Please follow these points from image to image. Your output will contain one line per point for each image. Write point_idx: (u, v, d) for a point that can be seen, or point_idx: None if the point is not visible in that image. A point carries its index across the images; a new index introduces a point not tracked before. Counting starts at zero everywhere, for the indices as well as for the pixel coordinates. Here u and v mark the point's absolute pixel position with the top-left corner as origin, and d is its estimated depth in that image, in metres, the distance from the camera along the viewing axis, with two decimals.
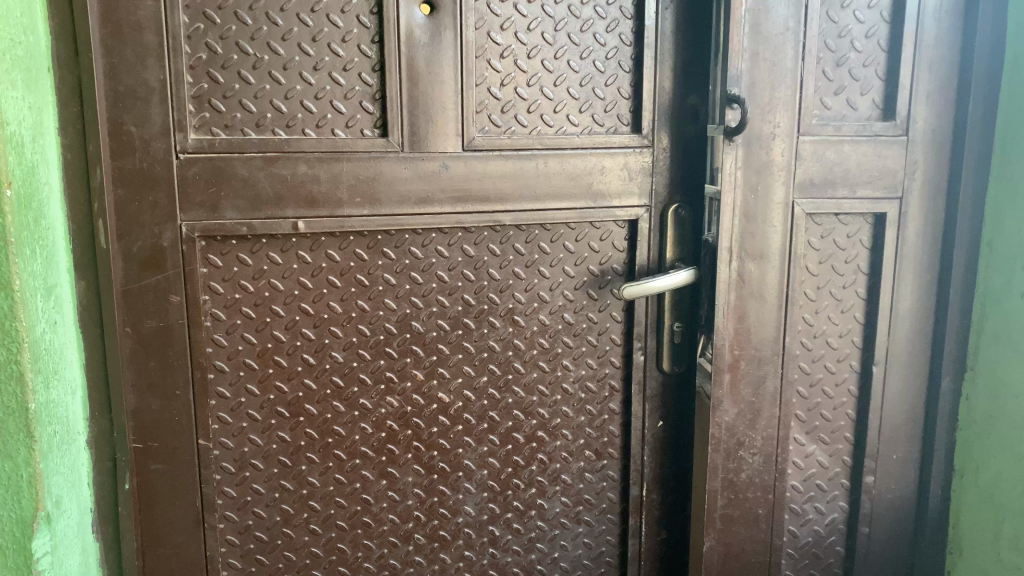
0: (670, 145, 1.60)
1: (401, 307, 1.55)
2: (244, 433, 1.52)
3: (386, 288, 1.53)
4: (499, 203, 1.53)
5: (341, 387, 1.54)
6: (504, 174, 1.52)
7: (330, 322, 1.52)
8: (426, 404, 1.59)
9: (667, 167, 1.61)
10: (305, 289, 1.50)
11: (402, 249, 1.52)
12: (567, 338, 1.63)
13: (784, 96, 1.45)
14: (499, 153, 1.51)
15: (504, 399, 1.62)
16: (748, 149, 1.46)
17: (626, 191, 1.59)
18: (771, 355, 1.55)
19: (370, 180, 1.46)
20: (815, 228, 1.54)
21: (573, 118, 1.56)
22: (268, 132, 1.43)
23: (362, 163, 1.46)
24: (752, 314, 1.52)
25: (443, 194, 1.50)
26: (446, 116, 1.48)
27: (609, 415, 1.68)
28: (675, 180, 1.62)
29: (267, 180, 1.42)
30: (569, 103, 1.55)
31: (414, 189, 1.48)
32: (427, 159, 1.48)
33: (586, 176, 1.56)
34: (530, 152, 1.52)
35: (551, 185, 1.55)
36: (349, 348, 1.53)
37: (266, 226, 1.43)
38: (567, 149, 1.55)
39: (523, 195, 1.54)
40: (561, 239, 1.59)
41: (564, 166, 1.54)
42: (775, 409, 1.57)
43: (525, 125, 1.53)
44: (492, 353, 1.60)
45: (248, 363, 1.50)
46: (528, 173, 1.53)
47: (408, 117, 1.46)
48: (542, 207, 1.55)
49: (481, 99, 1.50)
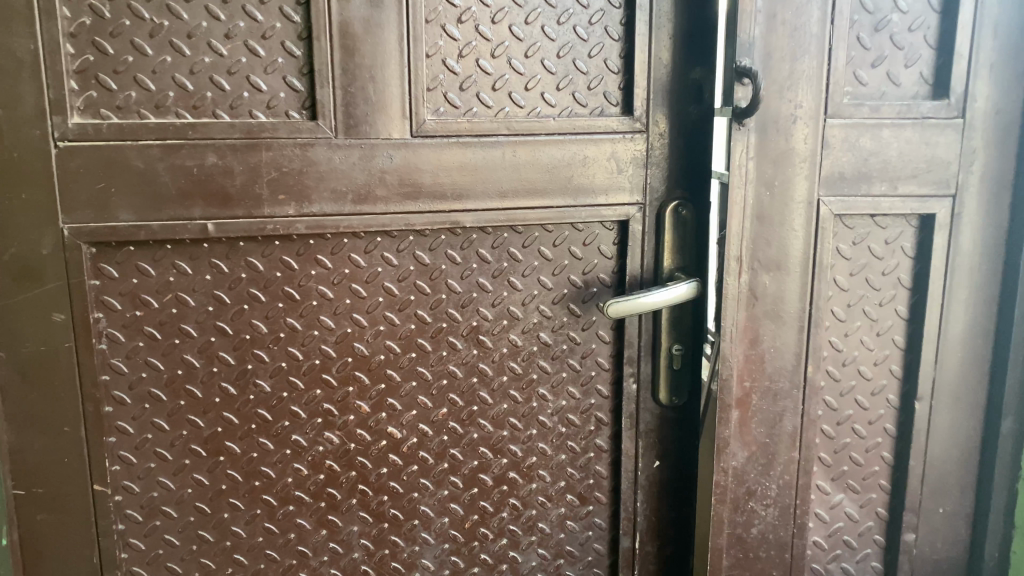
0: (668, 130, 1.30)
1: (340, 326, 1.29)
2: (152, 476, 1.27)
3: (322, 303, 1.27)
4: (457, 201, 1.26)
5: (268, 421, 1.29)
6: (463, 166, 1.25)
7: (253, 345, 1.26)
8: (373, 441, 1.33)
9: (664, 157, 1.31)
10: (222, 304, 1.24)
11: (340, 256, 1.26)
12: (544, 362, 1.36)
13: (806, 68, 1.17)
14: (457, 141, 1.24)
15: (468, 435, 1.36)
16: (763, 134, 1.18)
17: (615, 186, 1.30)
18: (789, 388, 1.27)
19: (296, 173, 1.20)
20: (844, 232, 1.25)
21: (550, 97, 1.27)
22: (171, 115, 1.17)
23: (287, 152, 1.20)
24: (765, 338, 1.25)
25: (388, 191, 1.23)
26: (390, 95, 1.21)
27: (595, 453, 1.40)
28: (674, 172, 1.32)
29: (167, 173, 1.17)
30: (545, 77, 1.26)
31: (351, 183, 1.22)
32: (368, 148, 1.21)
33: (565, 167, 1.28)
34: (496, 139, 1.25)
35: (520, 179, 1.27)
36: (278, 375, 1.28)
37: (169, 229, 1.18)
38: (540, 135, 1.26)
39: (486, 191, 1.26)
40: (535, 243, 1.32)
41: (537, 156, 1.26)
42: (794, 452, 1.29)
43: (490, 104, 1.25)
44: (452, 380, 1.34)
45: (154, 394, 1.25)
46: (493, 164, 1.25)
47: (343, 96, 1.19)
48: (510, 205, 1.27)
49: (435, 73, 1.23)
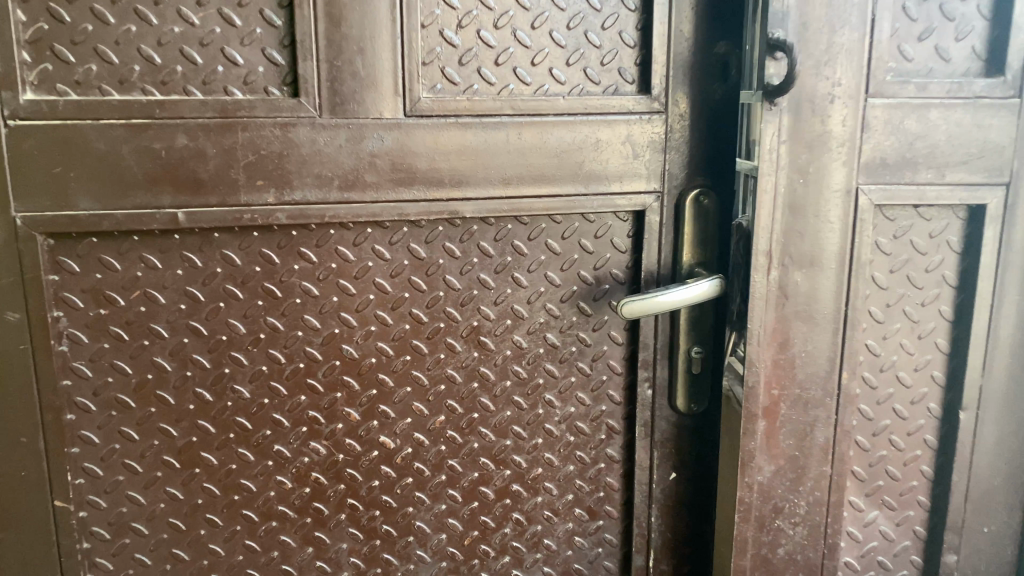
0: (690, 111, 1.18)
1: (327, 326, 1.17)
2: (120, 490, 1.15)
3: (306, 300, 1.15)
4: (456, 189, 1.14)
5: (248, 430, 1.18)
6: (462, 150, 1.12)
7: (231, 346, 1.15)
8: (364, 452, 1.22)
9: (685, 140, 1.18)
10: (196, 302, 1.12)
11: (326, 249, 1.14)
12: (551, 365, 1.24)
13: (847, 41, 1.05)
14: (456, 121, 1.12)
15: (468, 445, 1.24)
16: (797, 115, 1.06)
17: (630, 172, 1.18)
18: (820, 397, 1.15)
19: (277, 156, 1.08)
20: (885, 224, 1.13)
21: (559, 74, 1.15)
22: (137, 91, 1.05)
23: (266, 134, 1.08)
24: (795, 341, 1.13)
25: (379, 176, 1.11)
26: (381, 69, 1.09)
27: (606, 464, 1.29)
28: (695, 157, 1.19)
29: (132, 156, 1.05)
30: (553, 51, 1.14)
31: (338, 169, 1.10)
32: (356, 129, 1.09)
33: (575, 151, 1.15)
34: (499, 120, 1.13)
35: (526, 164, 1.15)
36: (258, 380, 1.16)
37: (135, 219, 1.06)
38: (548, 116, 1.14)
39: (488, 178, 1.14)
40: (541, 236, 1.20)
41: (544, 138, 1.14)
42: (826, 466, 1.18)
43: (492, 81, 1.13)
44: (451, 385, 1.22)
45: (121, 401, 1.13)
46: (496, 147, 1.13)
47: (328, 71, 1.07)
48: (514, 193, 1.15)
49: (432, 45, 1.10)
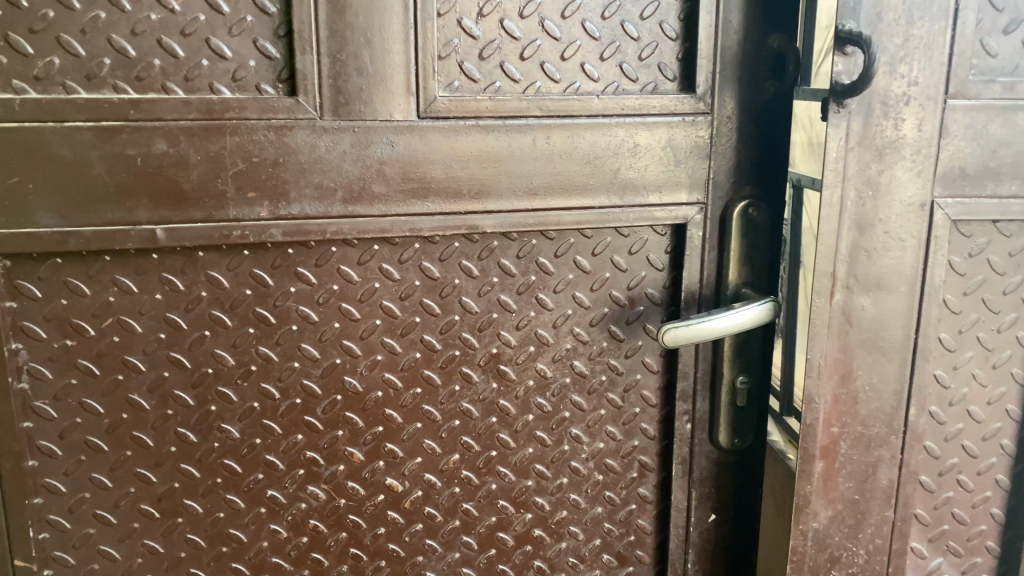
0: (738, 112, 1.04)
1: (327, 355, 1.03)
2: (91, 545, 1.01)
3: (303, 327, 1.01)
4: (475, 200, 1.00)
5: (238, 474, 1.04)
6: (482, 156, 0.99)
7: (217, 380, 1.01)
8: (368, 496, 1.08)
9: (732, 145, 1.05)
10: (178, 331, 0.98)
11: (327, 269, 1.00)
12: (578, 397, 1.11)
13: (926, 33, 0.92)
14: (476, 124, 0.98)
15: (485, 486, 1.11)
16: (868, 119, 0.93)
17: (670, 181, 1.04)
18: (884, 434, 1.03)
19: (271, 164, 0.94)
20: (960, 241, 1.01)
21: (592, 70, 1.01)
22: (107, 89, 0.90)
23: (259, 138, 0.93)
24: (858, 372, 1.00)
25: (390, 187, 0.97)
26: (391, 63, 0.94)
27: (638, 505, 1.15)
28: (743, 164, 1.06)
29: (103, 164, 0.90)
30: (586, 44, 1.00)
31: (341, 177, 0.96)
32: (361, 132, 0.95)
33: (610, 158, 1.02)
34: (526, 122, 0.99)
35: (555, 173, 1.01)
36: (248, 418, 1.02)
37: (106, 237, 0.91)
38: (580, 118, 1.00)
39: (512, 188, 1.00)
40: (569, 252, 1.06)
41: (576, 143, 1.01)
42: (888, 511, 1.05)
43: (517, 78, 0.99)
44: (466, 421, 1.08)
45: (92, 443, 0.99)
46: (521, 153, 0.99)
47: (330, 65, 0.93)
48: (541, 205, 1.02)
49: (449, 36, 0.96)
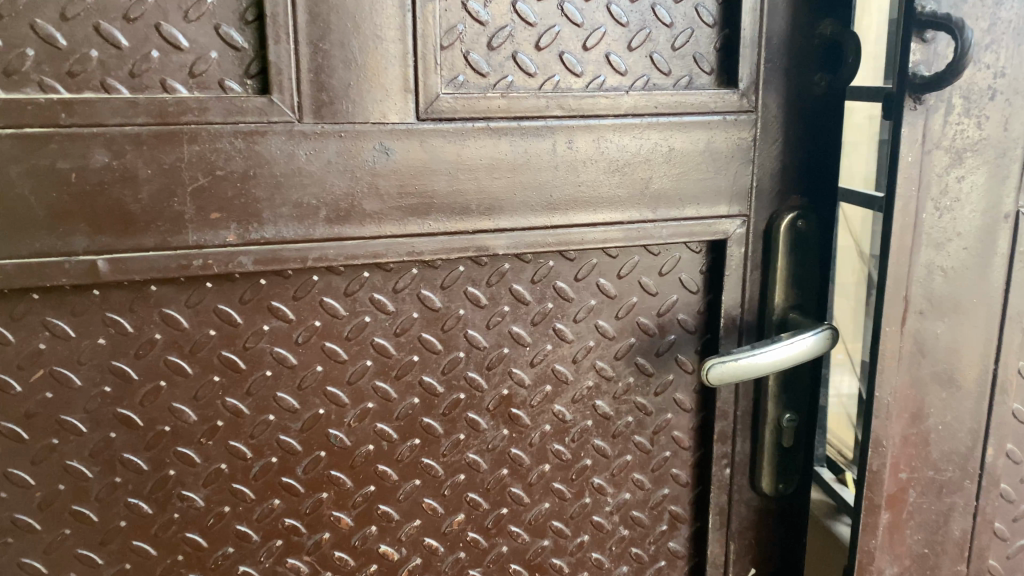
0: (785, 109, 0.90)
1: (309, 405, 0.86)
2: None
3: (280, 372, 0.84)
4: (484, 217, 0.84)
5: (203, 550, 0.87)
6: (493, 165, 0.83)
7: (176, 440, 0.83)
8: (359, 567, 0.92)
9: (778, 148, 0.91)
10: (126, 383, 0.81)
11: (307, 302, 0.83)
12: (601, 443, 0.95)
13: (1019, 14, 0.78)
14: (486, 126, 0.82)
15: (495, 549, 0.95)
16: (948, 116, 0.79)
17: (709, 191, 0.89)
18: (957, 480, 0.89)
19: (238, 178, 0.77)
20: None
21: (618, 62, 0.86)
22: (31, 87, 0.72)
23: (223, 146, 0.76)
24: (930, 410, 0.87)
25: (383, 203, 0.81)
26: (384, 54, 0.78)
27: (668, 561, 1.01)
28: (790, 170, 0.92)
29: (29, 182, 0.72)
30: (611, 30, 0.85)
31: (325, 193, 0.79)
32: (349, 137, 0.78)
33: (641, 165, 0.87)
34: (543, 124, 0.83)
35: (577, 183, 0.85)
36: (215, 483, 0.85)
37: (33, 272, 0.74)
38: (607, 118, 0.85)
39: (528, 202, 0.85)
40: (592, 274, 0.91)
41: (602, 148, 0.85)
42: (959, 566, 0.92)
43: (533, 71, 0.84)
44: (473, 475, 0.92)
45: (23, 522, 0.81)
46: (539, 161, 0.84)
47: (311, 57, 0.76)
48: (562, 221, 0.86)
49: (452, 21, 0.80)
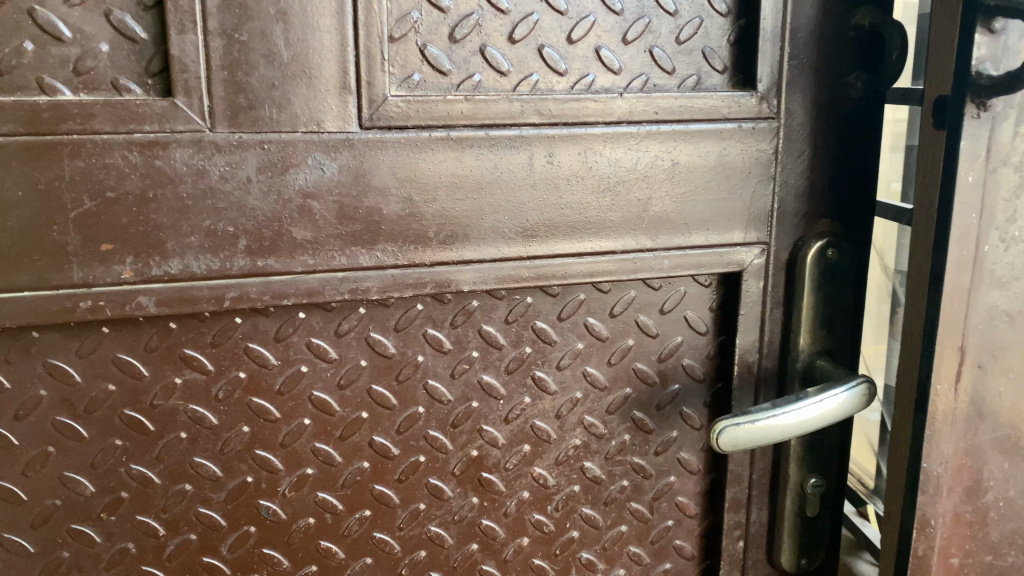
0: (813, 115, 0.74)
1: (234, 473, 0.71)
2: None
3: (196, 434, 0.70)
4: (445, 247, 0.69)
5: None
6: (455, 184, 0.68)
7: (71, 516, 0.69)
8: None
9: (804, 162, 0.75)
10: (5, 450, 0.66)
11: (229, 349, 0.68)
12: (591, 511, 0.80)
13: None
14: (446, 135, 0.67)
15: None
16: (1018, 126, 0.64)
17: (721, 214, 0.74)
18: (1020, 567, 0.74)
19: (136, 202, 0.62)
20: None
21: (611, 57, 0.70)
22: None
23: (115, 161, 0.61)
24: (989, 484, 0.72)
25: (318, 230, 0.66)
26: (317, 48, 0.63)
27: None
28: (818, 188, 0.76)
29: None
30: (602, 19, 0.70)
31: (245, 219, 0.64)
32: (276, 150, 0.63)
33: (637, 184, 0.71)
34: (518, 133, 0.68)
35: (559, 205, 0.70)
36: (120, 566, 0.71)
37: None
38: (597, 126, 0.70)
39: (499, 227, 0.69)
40: (578, 313, 0.75)
41: (590, 162, 0.70)
42: None
43: (505, 69, 0.68)
44: (437, 551, 0.78)
45: None
46: (512, 178, 0.69)
47: (224, 50, 0.61)
48: (541, 251, 0.71)
49: (405, 6, 0.65)
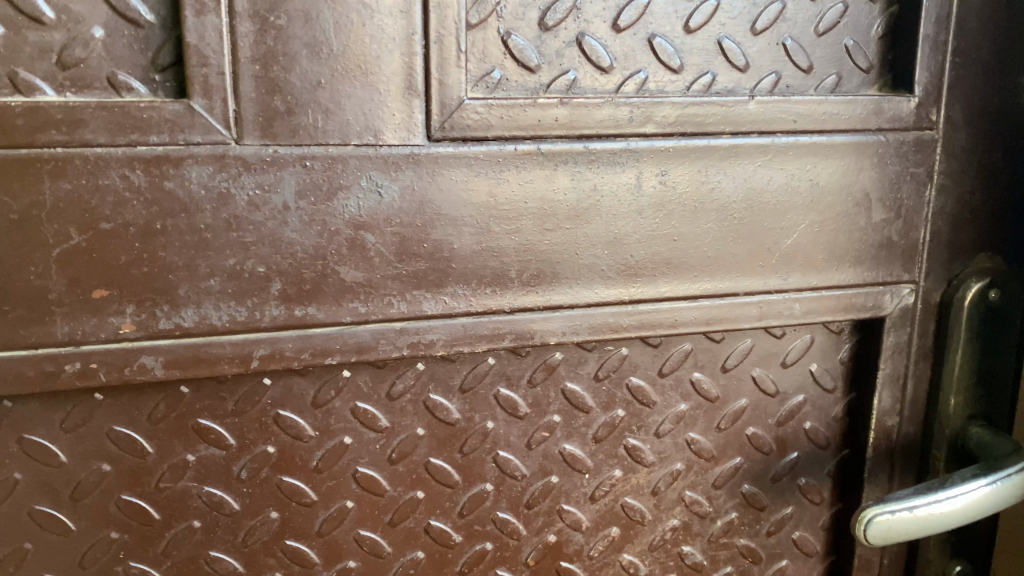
0: (979, 124, 0.60)
1: (259, 569, 0.57)
2: None
3: (213, 523, 0.55)
4: (531, 289, 0.54)
5: None
6: (545, 212, 0.53)
7: None
8: None
9: (964, 182, 0.61)
10: None
11: (255, 418, 0.54)
12: None
13: None
14: (537, 149, 0.52)
15: None
16: None
17: (863, 247, 0.60)
18: None
19: (139, 235, 0.47)
20: None
21: (735, 51, 0.56)
22: None
23: (110, 182, 0.46)
24: None
25: (373, 270, 0.51)
26: (375, 36, 0.48)
27: None
28: (979, 216, 0.62)
29: None
30: (728, 3, 0.55)
31: (280, 257, 0.50)
32: (320, 168, 0.49)
33: (767, 210, 0.57)
34: (624, 145, 0.54)
35: (672, 237, 0.56)
36: None
37: None
38: (721, 137, 0.55)
39: (598, 265, 0.55)
40: (683, 367, 0.61)
41: (709, 184, 0.56)
42: None
43: (606, 64, 0.54)
44: None
45: None
46: (614, 202, 0.54)
47: (255, 37, 0.46)
48: (647, 293, 0.56)
49: None
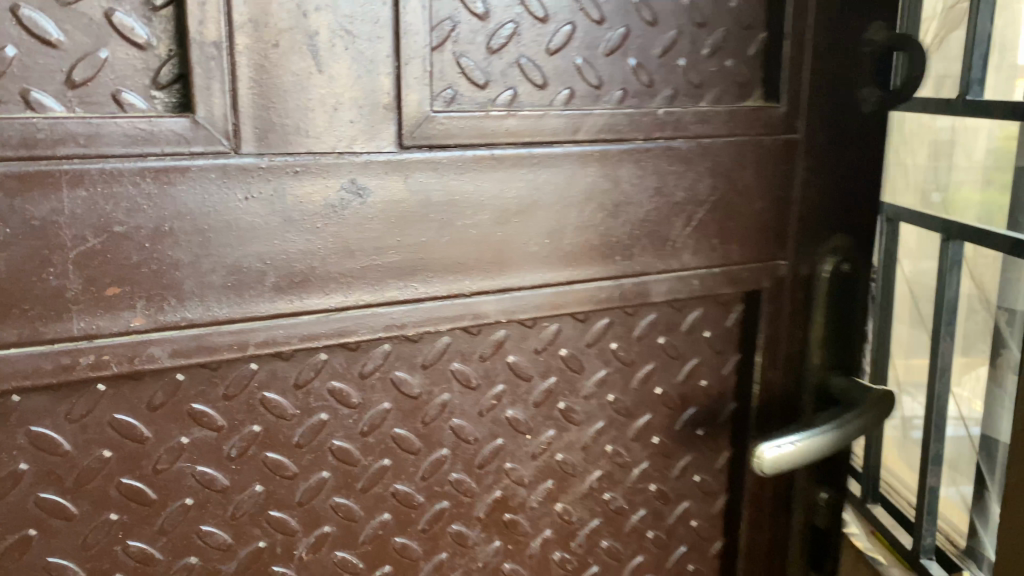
0: (832, 129, 0.74)
1: (246, 539, 0.62)
2: None
3: (204, 500, 0.60)
4: (486, 274, 0.63)
5: None
6: (498, 207, 0.62)
7: None
8: None
9: (822, 176, 0.74)
10: None
11: (244, 400, 0.60)
12: (611, 543, 0.77)
13: None
14: (490, 154, 0.61)
15: None
16: None
17: (745, 230, 0.73)
18: None
19: (149, 236, 0.53)
20: None
21: (644, 70, 0.66)
22: None
23: (123, 189, 0.51)
24: None
25: (354, 262, 0.58)
26: (355, 58, 0.55)
27: None
28: (833, 204, 0.76)
29: None
30: (637, 30, 0.66)
31: (274, 253, 0.56)
32: (310, 173, 0.56)
33: (672, 203, 0.69)
34: (561, 150, 0.63)
35: (599, 227, 0.66)
36: None
37: None
38: (635, 142, 0.66)
39: (540, 252, 0.64)
40: (605, 338, 0.71)
41: (627, 181, 0.66)
42: None
43: (540, 82, 0.63)
44: None
45: None
46: (552, 198, 0.64)
47: (254, 60, 0.53)
48: (580, 274, 0.66)
49: (441, 13, 0.58)
